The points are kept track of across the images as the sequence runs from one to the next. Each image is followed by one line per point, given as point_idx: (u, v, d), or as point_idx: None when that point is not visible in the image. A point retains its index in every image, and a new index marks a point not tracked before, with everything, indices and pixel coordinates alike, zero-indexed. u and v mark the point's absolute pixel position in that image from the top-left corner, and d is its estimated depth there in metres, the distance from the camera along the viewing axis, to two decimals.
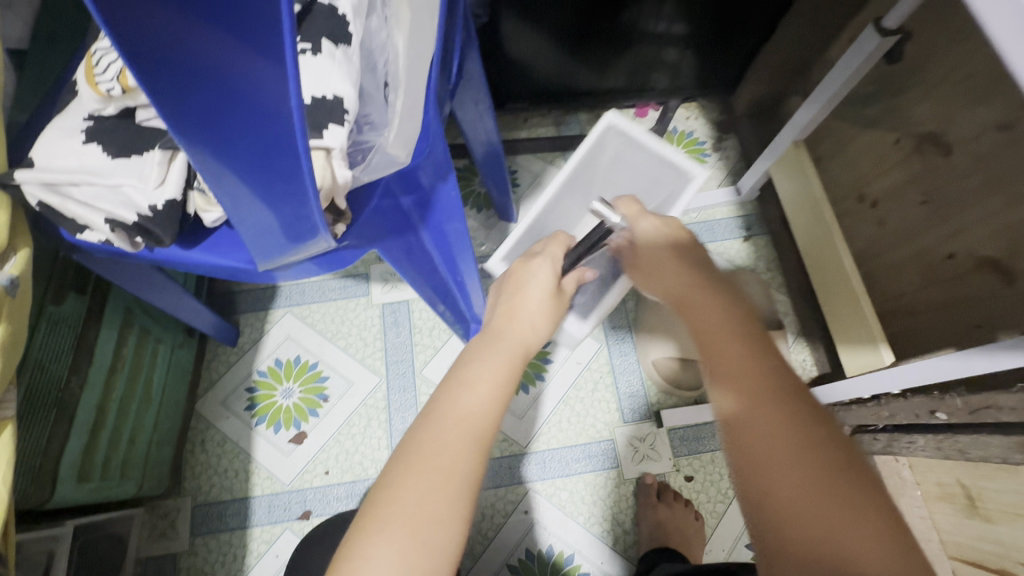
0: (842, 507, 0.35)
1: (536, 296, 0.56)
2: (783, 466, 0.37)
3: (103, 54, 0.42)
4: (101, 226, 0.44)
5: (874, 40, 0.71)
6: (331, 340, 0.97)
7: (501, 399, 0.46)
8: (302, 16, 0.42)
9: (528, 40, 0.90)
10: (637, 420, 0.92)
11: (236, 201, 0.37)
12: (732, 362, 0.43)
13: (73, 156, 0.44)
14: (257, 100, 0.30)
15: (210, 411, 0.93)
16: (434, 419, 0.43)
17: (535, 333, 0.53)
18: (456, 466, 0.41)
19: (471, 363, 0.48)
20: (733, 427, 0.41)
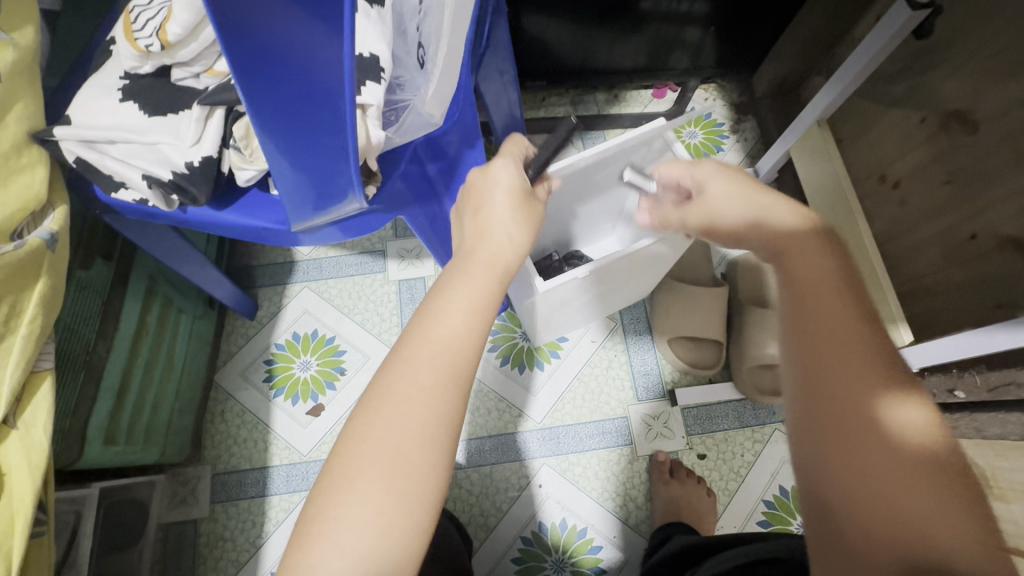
0: (913, 487, 0.35)
1: (505, 202, 0.53)
2: (864, 443, 0.38)
3: (142, 12, 0.43)
4: (138, 183, 0.45)
5: (904, 14, 0.72)
6: (347, 315, 0.98)
7: (477, 327, 0.45)
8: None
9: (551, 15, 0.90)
10: (652, 399, 0.93)
11: (278, 158, 0.37)
12: (815, 337, 0.42)
13: (111, 114, 0.44)
14: (311, 52, 0.31)
15: (229, 382, 0.94)
16: (405, 360, 0.43)
17: (513, 248, 0.51)
18: (426, 414, 0.41)
19: (446, 290, 0.46)
20: (811, 394, 0.41)
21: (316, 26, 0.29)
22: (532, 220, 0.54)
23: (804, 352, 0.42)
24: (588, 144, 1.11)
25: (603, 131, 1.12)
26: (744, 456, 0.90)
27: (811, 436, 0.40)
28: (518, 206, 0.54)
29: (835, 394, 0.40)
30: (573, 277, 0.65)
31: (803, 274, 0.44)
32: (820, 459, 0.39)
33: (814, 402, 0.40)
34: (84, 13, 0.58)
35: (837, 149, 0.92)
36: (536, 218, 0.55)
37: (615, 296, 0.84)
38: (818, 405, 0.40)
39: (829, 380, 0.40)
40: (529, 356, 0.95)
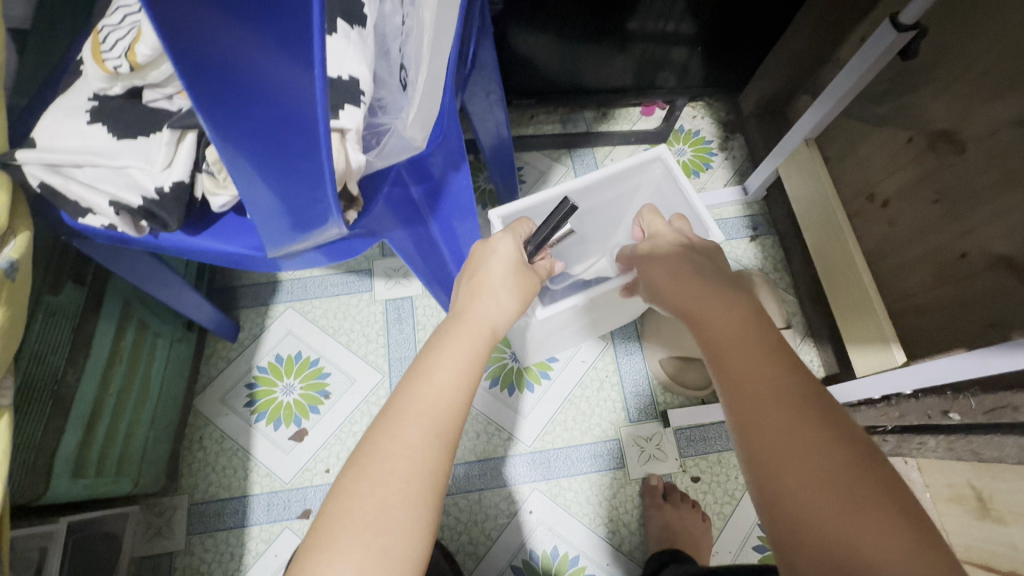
0: (853, 504, 0.35)
1: (499, 269, 0.55)
2: (790, 466, 0.37)
3: (111, 32, 0.41)
4: (105, 209, 0.43)
5: (890, 35, 0.72)
6: (333, 336, 0.96)
7: (463, 383, 0.46)
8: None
9: (540, 35, 0.90)
10: (643, 420, 0.91)
11: (245, 176, 0.35)
12: (734, 367, 0.44)
13: (77, 136, 0.42)
14: (278, 73, 0.29)
15: (208, 407, 0.91)
16: (391, 419, 0.43)
17: (501, 310, 0.53)
18: (411, 472, 0.40)
19: (433, 352, 0.47)
20: (739, 426, 0.41)
21: (284, 50, 0.27)
22: (524, 292, 0.56)
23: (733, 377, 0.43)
24: (577, 162, 1.11)
25: (591, 150, 1.12)
26: (738, 478, 0.88)
27: (747, 466, 0.40)
28: (511, 273, 0.56)
29: (769, 415, 0.40)
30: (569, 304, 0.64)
31: (710, 314, 0.48)
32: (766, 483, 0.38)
33: (745, 430, 0.40)
34: (55, 31, 0.56)
35: (825, 167, 0.93)
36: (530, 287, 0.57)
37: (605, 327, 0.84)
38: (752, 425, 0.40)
39: (749, 406, 0.41)
40: (518, 377, 0.93)
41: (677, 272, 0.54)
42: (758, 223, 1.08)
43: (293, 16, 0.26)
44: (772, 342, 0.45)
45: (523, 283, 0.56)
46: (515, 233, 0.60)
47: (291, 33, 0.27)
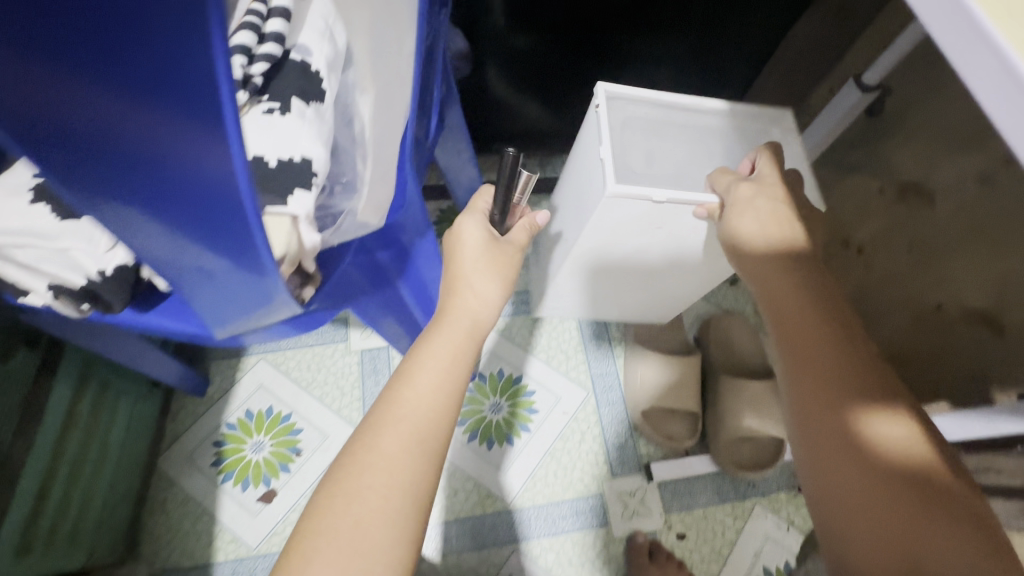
0: (922, 506, 0.36)
1: (476, 251, 0.57)
2: (861, 474, 0.38)
3: None
4: (41, 291, 0.40)
5: (853, 95, 0.70)
6: (306, 390, 0.93)
7: (440, 394, 0.49)
8: (273, 72, 0.40)
9: (515, 82, 0.90)
10: (625, 474, 0.88)
11: (147, 236, 0.32)
12: (807, 360, 0.43)
13: (14, 216, 0.40)
14: (177, 150, 0.26)
15: (173, 467, 0.87)
16: (371, 435, 0.46)
17: (480, 303, 0.56)
18: (390, 479, 0.44)
19: (416, 355, 0.51)
20: (807, 424, 0.42)
21: (188, 120, 0.25)
22: (499, 269, 0.58)
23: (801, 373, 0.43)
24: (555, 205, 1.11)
25: None
26: (724, 534, 0.85)
27: (811, 464, 0.41)
28: (489, 256, 0.58)
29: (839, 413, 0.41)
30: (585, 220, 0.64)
31: (783, 295, 0.46)
32: (839, 477, 0.39)
33: (812, 430, 0.41)
34: None
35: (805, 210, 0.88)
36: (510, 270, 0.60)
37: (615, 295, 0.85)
38: (826, 425, 0.41)
39: (823, 405, 0.41)
40: (498, 430, 0.90)
41: (759, 236, 0.49)
42: None
43: (192, 97, 0.24)
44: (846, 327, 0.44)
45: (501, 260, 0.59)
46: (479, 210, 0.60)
47: (191, 102, 0.24)
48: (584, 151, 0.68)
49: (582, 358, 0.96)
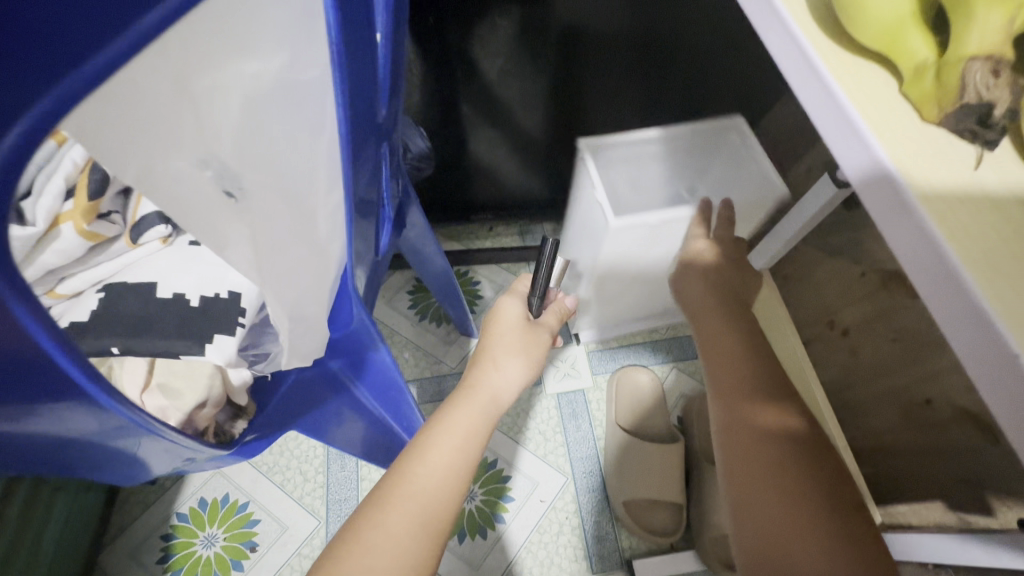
0: (780, 472, 0.42)
1: (509, 326, 0.57)
2: (756, 464, 0.43)
3: None
4: None
5: (830, 190, 0.67)
6: (267, 475, 0.87)
7: (453, 476, 0.45)
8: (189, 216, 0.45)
9: (494, 146, 0.91)
10: (607, 569, 0.82)
11: (52, 423, 0.32)
12: (726, 372, 0.49)
13: None
14: None
15: (116, 565, 0.80)
16: (377, 515, 0.42)
17: (506, 377, 0.53)
18: (396, 561, 0.40)
19: (432, 427, 0.47)
20: (723, 423, 0.46)
21: None
22: (531, 349, 0.57)
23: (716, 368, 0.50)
24: None
25: None
26: None
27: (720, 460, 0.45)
28: (521, 337, 0.57)
29: (741, 399, 0.46)
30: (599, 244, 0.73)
31: (714, 327, 0.54)
32: (728, 448, 0.45)
33: (729, 430, 0.45)
34: None
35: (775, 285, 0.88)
36: (539, 356, 0.57)
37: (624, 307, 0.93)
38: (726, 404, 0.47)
39: (734, 408, 0.46)
40: (471, 521, 0.84)
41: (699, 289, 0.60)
42: None
43: None
44: (764, 353, 0.50)
45: (529, 344, 0.57)
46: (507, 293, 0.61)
47: None
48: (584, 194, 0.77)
49: (561, 440, 0.91)
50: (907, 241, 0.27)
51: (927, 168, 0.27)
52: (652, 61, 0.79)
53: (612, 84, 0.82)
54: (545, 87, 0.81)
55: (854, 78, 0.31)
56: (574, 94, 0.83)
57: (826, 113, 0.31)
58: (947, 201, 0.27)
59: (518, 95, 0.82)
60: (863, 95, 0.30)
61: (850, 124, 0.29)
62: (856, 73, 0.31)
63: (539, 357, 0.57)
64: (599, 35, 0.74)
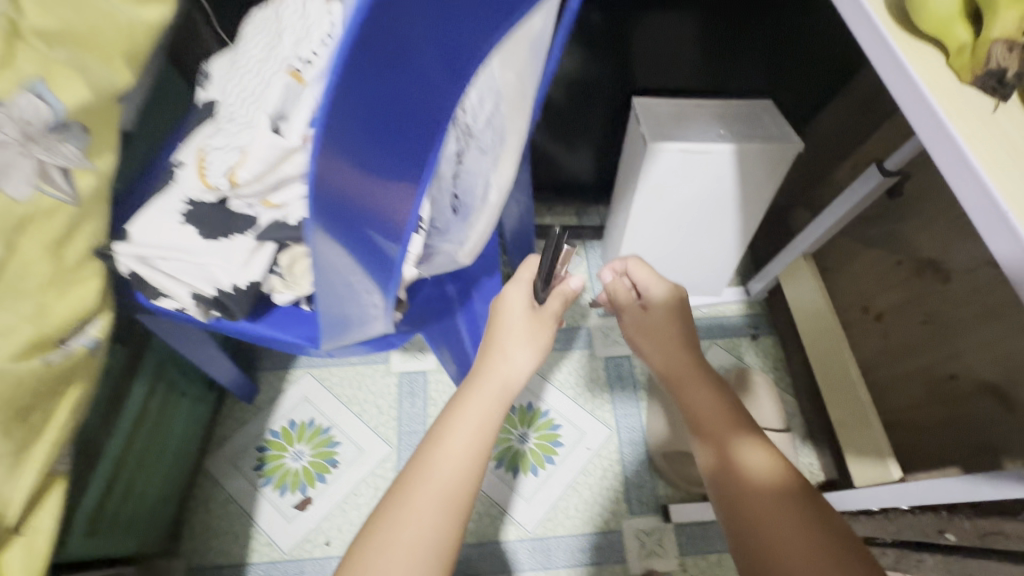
0: (798, 519, 0.40)
1: (513, 314, 0.54)
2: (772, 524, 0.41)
3: (212, 153, 0.48)
4: (184, 298, 0.49)
5: (875, 177, 0.77)
6: (346, 405, 0.99)
7: (475, 450, 0.46)
8: None
9: (564, 130, 1.01)
10: (644, 512, 0.92)
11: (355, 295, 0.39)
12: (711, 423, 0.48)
13: (170, 234, 0.49)
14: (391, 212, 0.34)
15: (218, 468, 0.93)
16: (401, 497, 0.44)
17: (514, 361, 0.52)
18: (417, 545, 0.41)
19: (446, 414, 0.48)
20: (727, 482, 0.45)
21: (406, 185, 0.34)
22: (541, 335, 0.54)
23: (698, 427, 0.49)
24: (590, 252, 1.17)
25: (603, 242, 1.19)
26: None
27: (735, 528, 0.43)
28: (532, 321, 0.54)
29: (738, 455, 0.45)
30: (639, 190, 0.86)
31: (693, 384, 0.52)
32: (731, 500, 0.44)
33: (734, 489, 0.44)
34: (143, 140, 0.64)
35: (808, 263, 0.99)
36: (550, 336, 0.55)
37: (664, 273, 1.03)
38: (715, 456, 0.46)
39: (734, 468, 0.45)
40: (524, 459, 0.95)
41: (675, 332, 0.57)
42: (759, 322, 1.10)
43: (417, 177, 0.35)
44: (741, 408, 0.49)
45: (539, 328, 0.54)
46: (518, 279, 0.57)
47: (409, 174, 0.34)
48: (632, 151, 0.88)
49: (607, 398, 1.01)
50: (974, 202, 0.33)
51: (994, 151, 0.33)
52: (719, 61, 0.88)
53: (681, 81, 0.92)
54: (622, 75, 0.91)
55: (924, 61, 0.38)
56: (647, 84, 0.92)
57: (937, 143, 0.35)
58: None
59: (596, 82, 0.92)
60: (924, 62, 0.37)
61: (949, 135, 0.34)
62: (915, 48, 0.38)
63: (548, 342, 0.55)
64: (674, 29, 0.84)
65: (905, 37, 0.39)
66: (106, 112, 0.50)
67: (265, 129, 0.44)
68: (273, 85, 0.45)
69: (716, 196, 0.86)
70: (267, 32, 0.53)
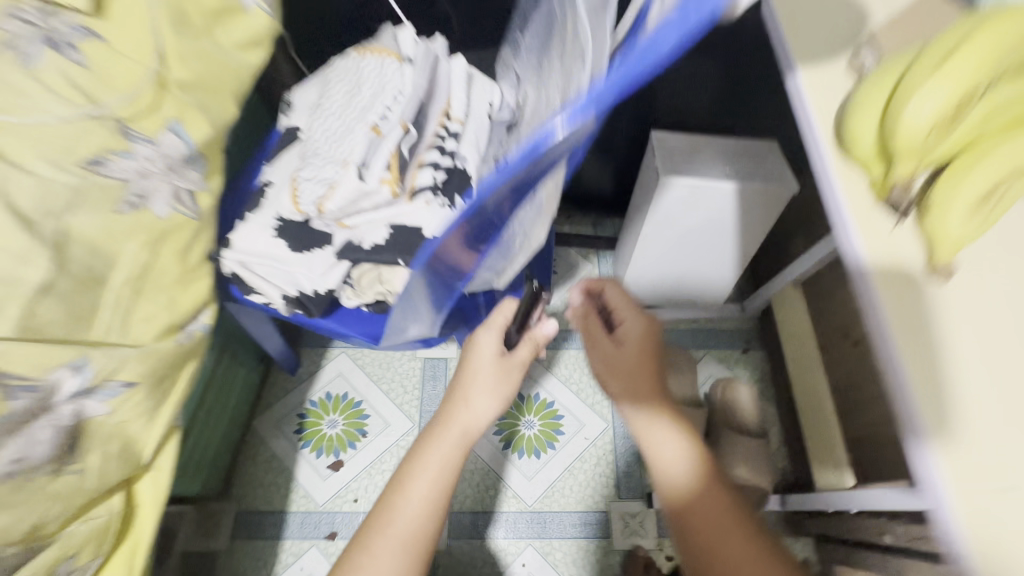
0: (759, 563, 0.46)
1: (482, 362, 0.58)
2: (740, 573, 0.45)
3: (305, 185, 0.61)
4: (275, 297, 0.62)
5: None
6: (376, 383, 1.13)
7: (433, 498, 0.52)
8: (449, 173, 0.59)
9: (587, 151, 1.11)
10: (631, 497, 1.04)
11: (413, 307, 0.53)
12: (673, 472, 0.52)
13: (266, 245, 0.61)
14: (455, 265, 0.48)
15: (264, 429, 1.08)
16: (364, 540, 0.50)
17: (476, 412, 0.56)
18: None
19: (410, 465, 0.53)
20: (699, 533, 0.48)
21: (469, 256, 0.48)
22: (505, 384, 0.58)
23: (659, 468, 0.53)
24: (602, 260, 1.27)
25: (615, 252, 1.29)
26: None
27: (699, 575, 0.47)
28: (499, 371, 0.58)
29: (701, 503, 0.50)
30: (650, 215, 0.96)
31: (657, 433, 0.54)
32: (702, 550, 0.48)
33: (705, 539, 0.48)
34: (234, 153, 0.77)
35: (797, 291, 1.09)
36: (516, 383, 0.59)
37: (670, 285, 1.14)
38: (682, 504, 0.50)
39: (706, 523, 0.49)
40: (529, 443, 1.08)
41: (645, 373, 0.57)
42: (751, 337, 1.21)
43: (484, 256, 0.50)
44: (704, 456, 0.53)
45: (504, 377, 0.58)
46: (495, 323, 0.61)
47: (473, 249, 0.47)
48: (647, 177, 0.98)
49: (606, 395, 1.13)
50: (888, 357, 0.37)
51: (905, 310, 0.37)
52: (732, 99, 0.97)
53: (698, 115, 1.01)
54: (644, 108, 1.00)
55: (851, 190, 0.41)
56: (666, 118, 1.02)
57: (853, 273, 0.39)
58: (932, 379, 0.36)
59: (619, 112, 1.01)
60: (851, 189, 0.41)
61: (871, 306, 0.38)
62: (844, 174, 0.41)
63: (513, 390, 0.59)
64: (693, 71, 0.93)
65: (837, 161, 0.41)
66: (217, 139, 0.61)
67: (352, 175, 0.57)
68: (361, 140, 0.59)
69: (719, 224, 0.96)
70: (347, 77, 0.64)
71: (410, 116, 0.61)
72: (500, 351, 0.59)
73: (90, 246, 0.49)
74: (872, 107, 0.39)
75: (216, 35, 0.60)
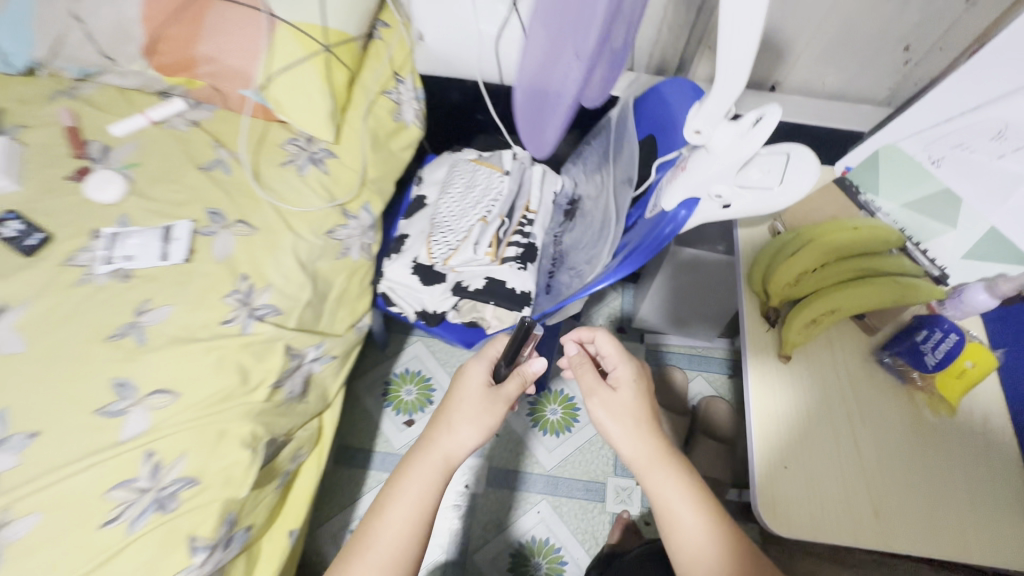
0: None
1: (466, 398, 0.70)
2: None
3: (434, 245, 0.96)
4: (410, 310, 0.99)
5: None
6: (442, 366, 1.51)
7: (417, 515, 0.65)
8: (525, 249, 0.95)
9: None
10: (624, 475, 1.39)
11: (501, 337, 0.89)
12: (687, 514, 0.64)
13: (406, 277, 0.98)
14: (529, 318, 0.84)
15: (360, 390, 1.47)
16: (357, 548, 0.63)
17: (457, 443, 0.68)
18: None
19: (394, 494, 0.65)
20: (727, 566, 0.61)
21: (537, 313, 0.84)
22: (487, 415, 0.70)
23: (666, 505, 0.65)
24: (626, 291, 1.60)
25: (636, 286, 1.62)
26: None
27: None
28: (482, 405, 0.70)
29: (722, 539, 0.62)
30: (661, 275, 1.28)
31: (662, 479, 0.66)
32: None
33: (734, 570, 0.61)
34: None
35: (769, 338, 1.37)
36: (498, 414, 0.71)
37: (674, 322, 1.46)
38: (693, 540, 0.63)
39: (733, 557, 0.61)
40: (552, 425, 1.44)
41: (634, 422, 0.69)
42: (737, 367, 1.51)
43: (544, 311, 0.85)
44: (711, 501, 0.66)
45: (484, 408, 0.70)
46: (485, 359, 0.74)
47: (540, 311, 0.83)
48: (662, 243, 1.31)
49: None
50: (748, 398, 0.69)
51: (761, 374, 0.70)
52: None
53: None
54: None
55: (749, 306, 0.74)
56: None
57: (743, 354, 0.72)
58: (769, 420, 0.67)
59: None
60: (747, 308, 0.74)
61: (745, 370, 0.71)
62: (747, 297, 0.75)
63: (493, 422, 0.70)
64: None
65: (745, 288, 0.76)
66: None
67: (469, 248, 0.92)
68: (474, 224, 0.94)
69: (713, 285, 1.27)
70: (466, 178, 1.01)
71: (504, 211, 0.97)
72: (483, 384, 0.72)
73: (324, 277, 0.86)
74: (760, 269, 0.74)
75: (391, 146, 0.97)
